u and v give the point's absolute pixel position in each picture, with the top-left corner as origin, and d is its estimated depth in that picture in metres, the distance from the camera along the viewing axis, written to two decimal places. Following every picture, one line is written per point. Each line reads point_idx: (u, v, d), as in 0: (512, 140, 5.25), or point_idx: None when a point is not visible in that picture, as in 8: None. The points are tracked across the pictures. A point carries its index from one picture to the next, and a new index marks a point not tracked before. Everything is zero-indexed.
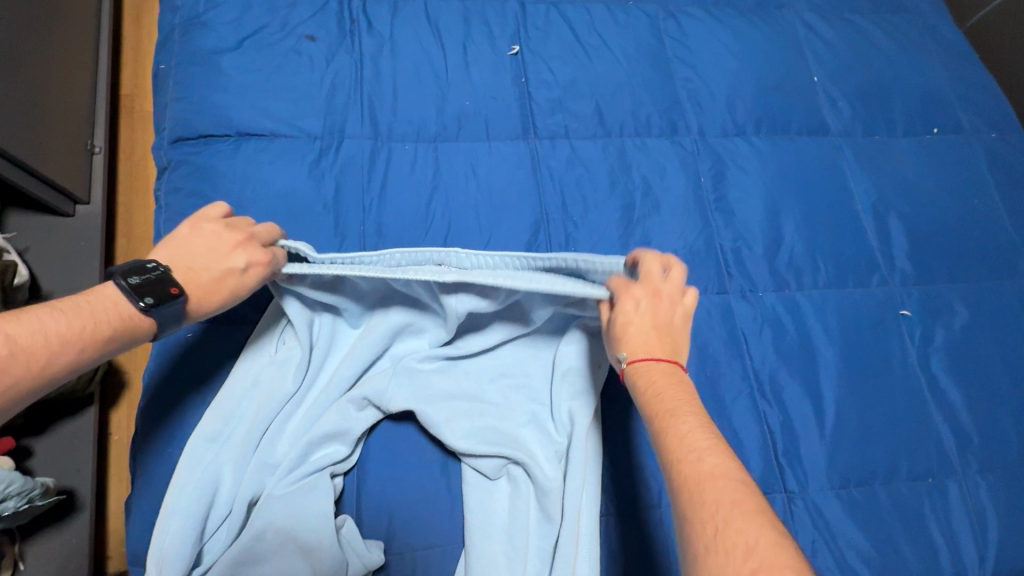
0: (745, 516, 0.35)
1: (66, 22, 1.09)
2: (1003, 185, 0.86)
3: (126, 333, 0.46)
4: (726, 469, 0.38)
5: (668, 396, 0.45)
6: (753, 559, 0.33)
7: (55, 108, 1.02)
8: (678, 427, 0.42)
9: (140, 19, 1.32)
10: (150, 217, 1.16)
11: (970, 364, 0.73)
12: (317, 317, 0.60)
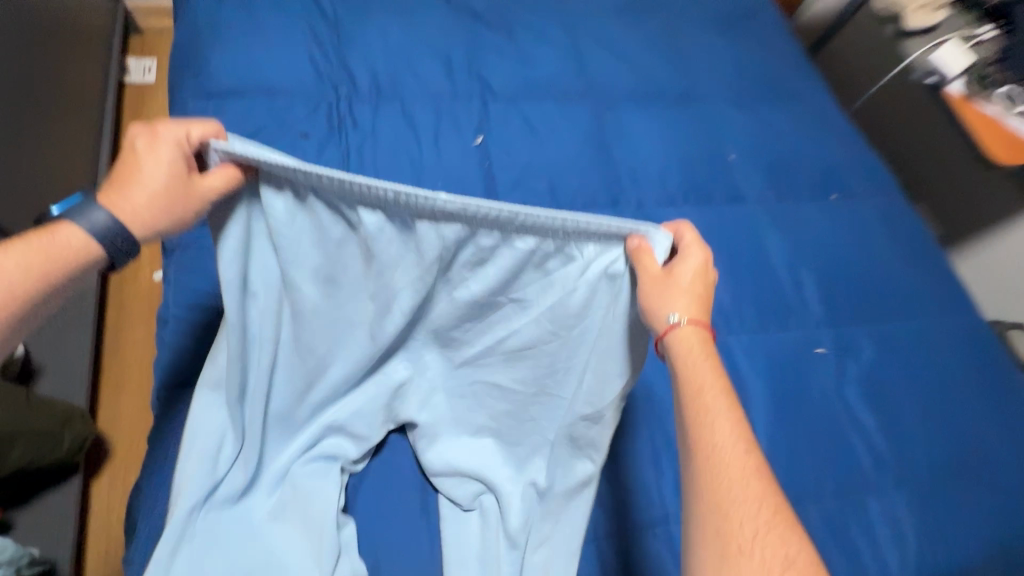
0: (790, 543, 0.42)
1: (73, 119, 1.21)
2: (895, 239, 1.02)
3: (61, 248, 0.46)
4: (763, 480, 0.45)
5: (708, 391, 0.48)
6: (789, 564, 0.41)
7: (55, 195, 1.11)
8: (717, 430, 0.46)
9: (140, 114, 1.46)
10: (142, 292, 1.23)
11: (879, 392, 0.84)
12: (260, 266, 0.54)
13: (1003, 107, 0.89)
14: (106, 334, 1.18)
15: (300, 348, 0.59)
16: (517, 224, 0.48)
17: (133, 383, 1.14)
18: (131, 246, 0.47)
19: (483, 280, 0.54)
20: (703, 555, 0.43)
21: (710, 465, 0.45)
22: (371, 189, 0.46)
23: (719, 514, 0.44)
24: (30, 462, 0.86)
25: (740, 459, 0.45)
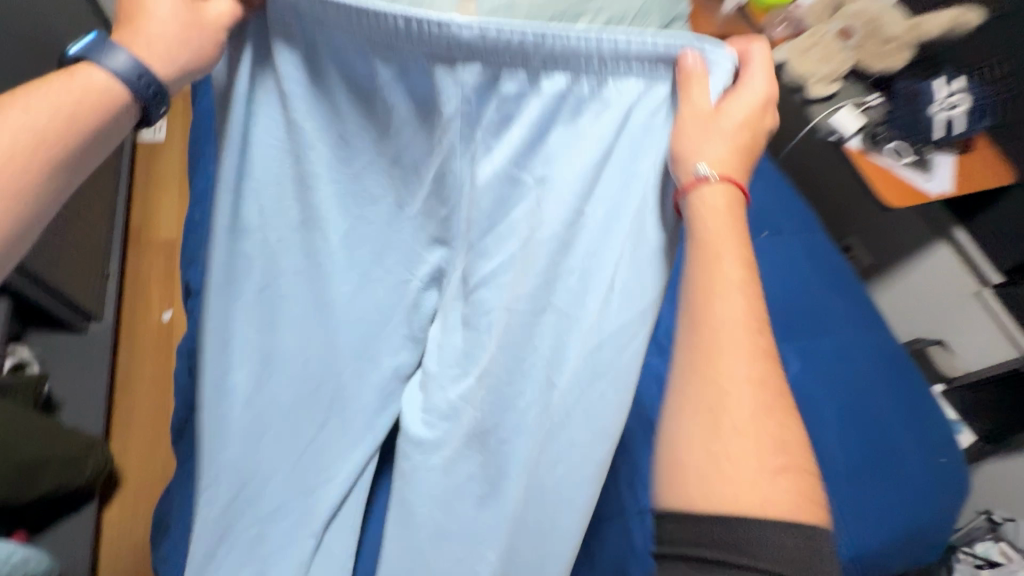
0: (778, 428, 0.46)
1: (94, 176, 1.38)
2: (820, 269, 1.19)
3: (86, 89, 0.46)
4: (766, 368, 0.47)
5: (726, 267, 0.47)
6: (776, 444, 0.45)
7: (80, 242, 1.26)
8: (719, 307, 0.46)
9: (151, 167, 1.62)
10: (151, 331, 1.34)
11: (804, 401, 0.99)
12: (269, 117, 0.57)
13: (893, 159, 1.10)
14: (116, 371, 1.28)
15: (309, 222, 0.63)
16: (545, 51, 0.43)
17: (140, 416, 1.24)
18: (157, 91, 0.48)
19: (507, 144, 0.48)
20: (694, 428, 0.46)
21: (715, 344, 0.46)
22: (388, 17, 0.44)
23: (718, 393, 0.45)
24: (58, 486, 0.94)
25: (746, 341, 0.46)
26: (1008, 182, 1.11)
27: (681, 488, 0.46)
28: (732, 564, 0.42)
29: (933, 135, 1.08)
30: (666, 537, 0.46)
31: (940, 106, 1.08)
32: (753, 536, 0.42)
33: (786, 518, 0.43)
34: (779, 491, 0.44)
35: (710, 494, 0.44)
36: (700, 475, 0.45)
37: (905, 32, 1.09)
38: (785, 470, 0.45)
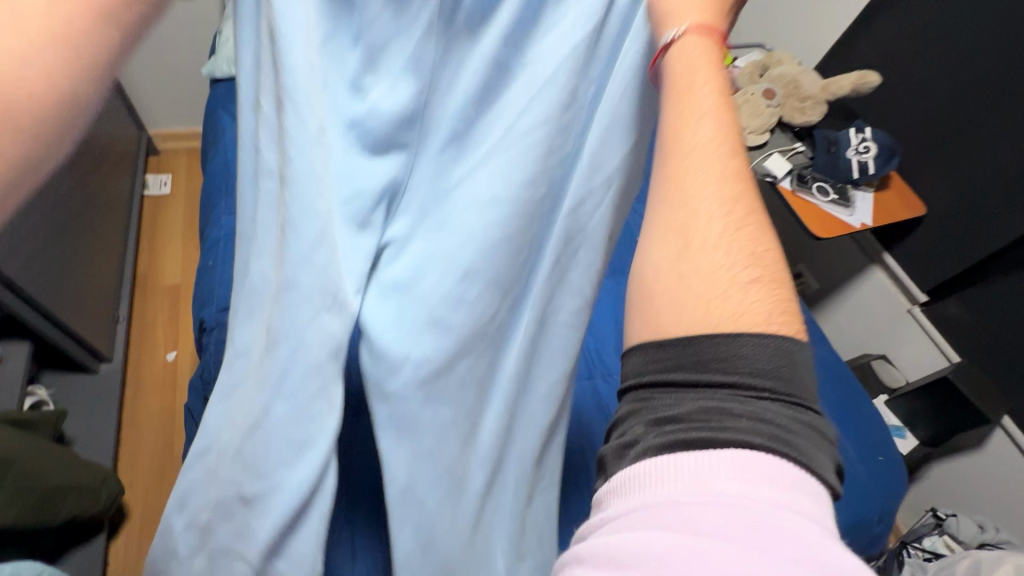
0: (756, 246, 0.44)
1: (107, 229, 1.50)
2: None
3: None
4: (741, 195, 0.45)
5: (703, 98, 0.45)
6: (754, 270, 0.43)
7: (94, 290, 1.36)
8: (691, 140, 0.44)
9: (156, 218, 1.75)
10: (157, 371, 1.43)
11: None
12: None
13: (819, 197, 1.28)
14: (124, 410, 1.36)
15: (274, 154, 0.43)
16: None
17: (146, 453, 1.30)
18: None
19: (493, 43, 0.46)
20: (664, 248, 0.44)
21: (686, 169, 0.44)
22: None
23: (691, 209, 0.43)
24: (76, 514, 1.02)
25: (715, 164, 0.44)
26: (920, 215, 1.33)
27: (652, 311, 0.43)
28: (707, 386, 0.39)
29: (851, 175, 1.27)
30: (635, 370, 0.42)
31: (854, 151, 1.27)
32: (725, 349, 0.39)
33: (761, 328, 0.41)
34: (755, 302, 0.42)
35: (673, 316, 0.42)
36: (668, 295, 0.42)
37: (819, 91, 1.31)
38: (758, 282, 0.43)
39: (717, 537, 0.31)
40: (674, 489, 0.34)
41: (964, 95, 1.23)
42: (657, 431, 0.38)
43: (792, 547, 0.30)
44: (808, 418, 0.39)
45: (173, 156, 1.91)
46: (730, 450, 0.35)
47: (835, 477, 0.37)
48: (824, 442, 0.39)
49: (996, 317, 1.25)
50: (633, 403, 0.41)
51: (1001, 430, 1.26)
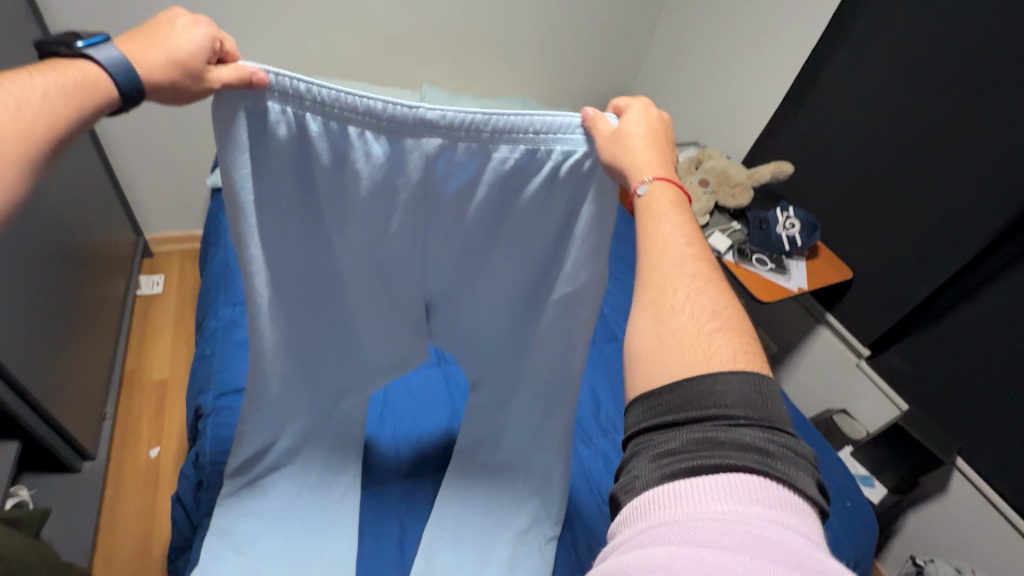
0: (718, 302, 0.53)
1: (102, 328, 1.57)
2: None
3: (81, 80, 0.51)
4: (700, 264, 0.55)
5: (662, 206, 0.58)
6: (718, 321, 0.51)
7: (84, 387, 1.39)
8: (658, 232, 0.57)
9: (146, 315, 1.81)
10: (139, 466, 1.43)
11: None
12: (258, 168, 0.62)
13: (759, 267, 1.46)
14: (101, 513, 1.32)
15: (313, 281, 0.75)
16: (485, 130, 0.63)
17: (125, 554, 1.26)
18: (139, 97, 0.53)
19: (457, 183, 0.68)
20: (644, 321, 0.53)
21: (655, 254, 0.56)
22: (368, 103, 0.59)
23: (661, 284, 0.54)
24: None
25: (680, 246, 0.56)
26: (848, 277, 1.52)
27: (642, 370, 0.51)
28: (692, 425, 0.44)
29: (783, 246, 1.47)
30: (638, 420, 0.48)
31: (782, 227, 1.48)
32: (701, 390, 0.45)
33: (734, 367, 0.47)
34: (722, 347, 0.49)
35: (662, 373, 0.49)
36: (654, 353, 0.51)
37: (745, 179, 1.57)
38: (721, 331, 0.51)
39: (712, 546, 0.34)
40: (680, 511, 0.38)
41: (864, 175, 1.49)
42: (658, 463, 0.43)
43: (777, 553, 0.34)
44: (787, 442, 0.43)
45: (167, 258, 2.02)
46: (718, 475, 0.39)
47: (819, 495, 0.40)
48: (802, 462, 0.42)
49: (929, 363, 1.38)
50: (635, 448, 0.47)
51: (958, 471, 1.34)
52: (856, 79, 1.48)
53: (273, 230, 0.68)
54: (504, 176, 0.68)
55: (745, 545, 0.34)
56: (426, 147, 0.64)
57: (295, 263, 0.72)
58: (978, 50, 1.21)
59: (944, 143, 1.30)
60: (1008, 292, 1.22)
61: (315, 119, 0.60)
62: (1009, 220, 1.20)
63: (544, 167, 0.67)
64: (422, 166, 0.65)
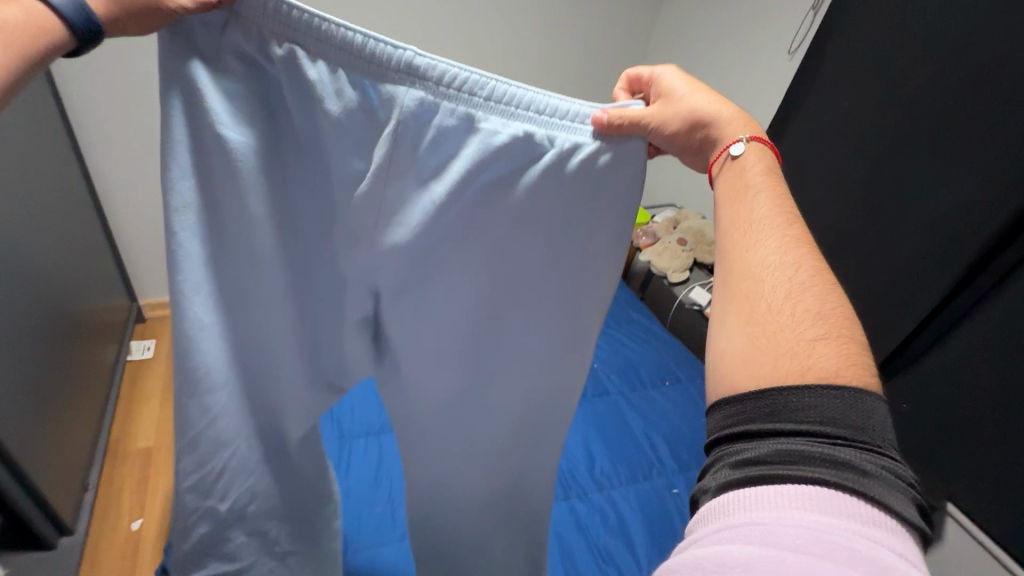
0: (822, 306, 0.54)
1: (91, 394, 1.56)
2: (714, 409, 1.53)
3: (27, 21, 0.44)
4: (798, 270, 0.56)
5: (752, 209, 0.62)
6: (822, 327, 0.52)
7: (68, 456, 1.36)
8: (749, 231, 0.60)
9: (135, 380, 1.80)
10: (118, 540, 1.37)
11: None
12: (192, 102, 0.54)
13: None
14: None
15: (237, 274, 0.63)
16: (482, 93, 0.55)
17: None
18: (95, 35, 0.48)
19: (437, 157, 0.58)
20: (734, 313, 0.56)
21: (744, 264, 0.58)
22: (349, 34, 0.51)
23: (753, 281, 0.57)
24: None
25: (776, 250, 0.58)
26: None
27: (727, 373, 0.53)
28: (785, 435, 0.44)
29: None
30: (720, 423, 0.49)
31: None
32: (799, 401, 0.45)
33: (833, 382, 0.46)
34: (823, 356, 0.49)
35: (751, 365, 0.51)
36: (746, 355, 0.52)
37: None
38: (824, 339, 0.50)
39: (795, 552, 0.35)
40: (759, 514, 0.39)
41: (833, 230, 1.62)
42: (739, 468, 0.44)
43: (861, 566, 0.34)
44: (888, 466, 0.41)
45: (159, 323, 2.04)
46: (804, 486, 0.40)
47: (918, 520, 0.39)
48: (902, 490, 0.40)
49: (909, 407, 1.42)
50: (723, 451, 0.47)
51: (952, 519, 1.36)
52: (810, 151, 1.66)
53: (221, 177, 0.57)
54: (487, 155, 0.58)
55: (830, 554, 0.35)
56: (410, 99, 0.54)
57: (224, 241, 0.61)
58: (908, 119, 1.36)
59: (889, 207, 1.45)
60: (975, 334, 1.26)
61: (285, 44, 0.52)
62: (969, 264, 1.28)
63: (546, 155, 0.60)
64: (405, 115, 0.55)
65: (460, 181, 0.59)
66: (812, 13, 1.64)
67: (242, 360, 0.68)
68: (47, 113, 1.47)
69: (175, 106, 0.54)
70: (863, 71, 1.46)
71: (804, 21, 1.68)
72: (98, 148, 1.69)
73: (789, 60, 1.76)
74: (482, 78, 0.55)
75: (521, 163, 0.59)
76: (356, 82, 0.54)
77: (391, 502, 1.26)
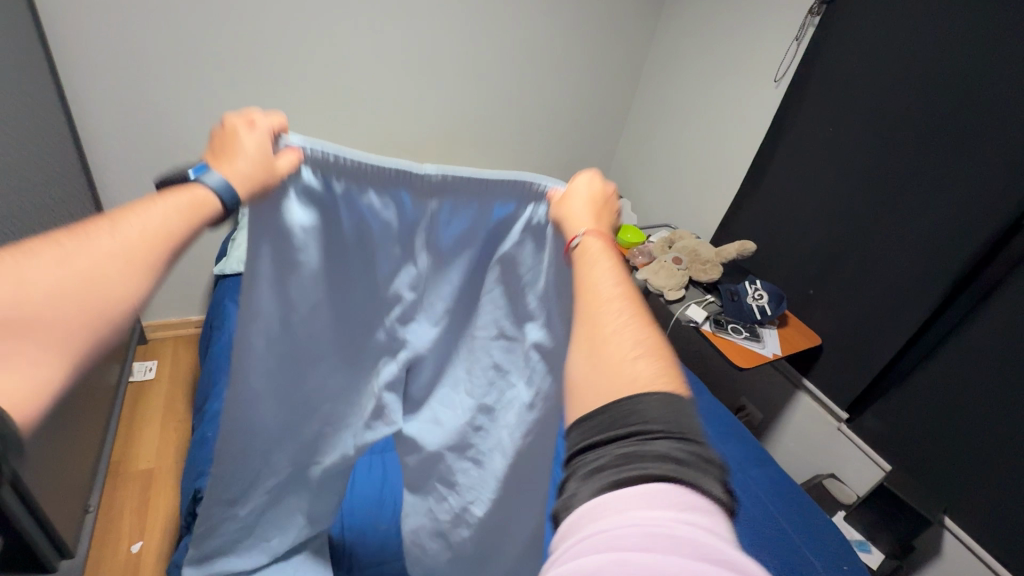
0: (644, 335, 0.59)
1: (95, 416, 1.57)
2: (712, 425, 1.56)
3: (192, 199, 0.57)
4: (628, 309, 0.61)
5: (592, 262, 0.66)
6: (640, 350, 0.56)
7: (72, 476, 1.37)
8: (592, 282, 0.64)
9: (135, 402, 1.80)
10: (118, 562, 1.36)
11: None
12: (272, 240, 0.72)
13: (735, 334, 1.61)
14: None
15: (319, 344, 0.85)
16: (477, 193, 0.76)
17: None
18: (237, 203, 0.61)
19: (454, 238, 0.81)
20: (582, 353, 0.59)
21: (588, 299, 0.63)
22: (381, 168, 0.73)
23: (595, 324, 0.60)
24: None
25: (611, 291, 0.63)
26: (817, 343, 1.65)
27: (580, 399, 0.55)
28: (619, 441, 0.48)
29: (754, 316, 1.64)
30: (573, 443, 0.52)
31: (751, 298, 1.67)
32: (627, 410, 0.49)
33: (650, 386, 0.51)
34: (642, 371, 0.54)
35: (595, 393, 0.54)
36: (589, 384, 0.55)
37: (714, 256, 1.80)
38: (645, 360, 0.55)
39: (634, 549, 0.38)
40: (607, 521, 0.41)
41: (820, 253, 1.66)
42: (588, 477, 0.46)
43: (686, 549, 0.38)
44: (697, 448, 0.47)
45: (161, 344, 2.05)
46: (640, 485, 0.43)
47: (727, 496, 0.45)
48: (708, 465, 0.46)
49: (903, 422, 1.46)
50: (573, 468, 0.49)
51: (949, 533, 1.37)
52: (791, 176, 1.72)
53: (297, 275, 0.76)
54: (492, 232, 0.81)
55: (661, 545, 0.38)
56: (431, 205, 0.77)
57: (304, 325, 0.81)
58: (886, 149, 1.44)
59: (873, 229, 1.50)
60: (960, 353, 1.33)
61: (338, 178, 0.73)
62: (950, 285, 1.33)
63: (522, 222, 0.79)
64: (431, 212, 0.78)
65: (476, 253, 0.83)
66: (796, 42, 1.65)
67: (300, 394, 0.89)
68: (67, 153, 1.52)
69: (266, 245, 0.72)
70: (849, 99, 1.53)
71: (789, 48, 1.67)
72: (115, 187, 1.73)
73: (775, 88, 1.74)
74: (474, 177, 0.75)
75: (508, 237, 0.80)
76: (390, 196, 0.76)
77: (384, 507, 1.27)
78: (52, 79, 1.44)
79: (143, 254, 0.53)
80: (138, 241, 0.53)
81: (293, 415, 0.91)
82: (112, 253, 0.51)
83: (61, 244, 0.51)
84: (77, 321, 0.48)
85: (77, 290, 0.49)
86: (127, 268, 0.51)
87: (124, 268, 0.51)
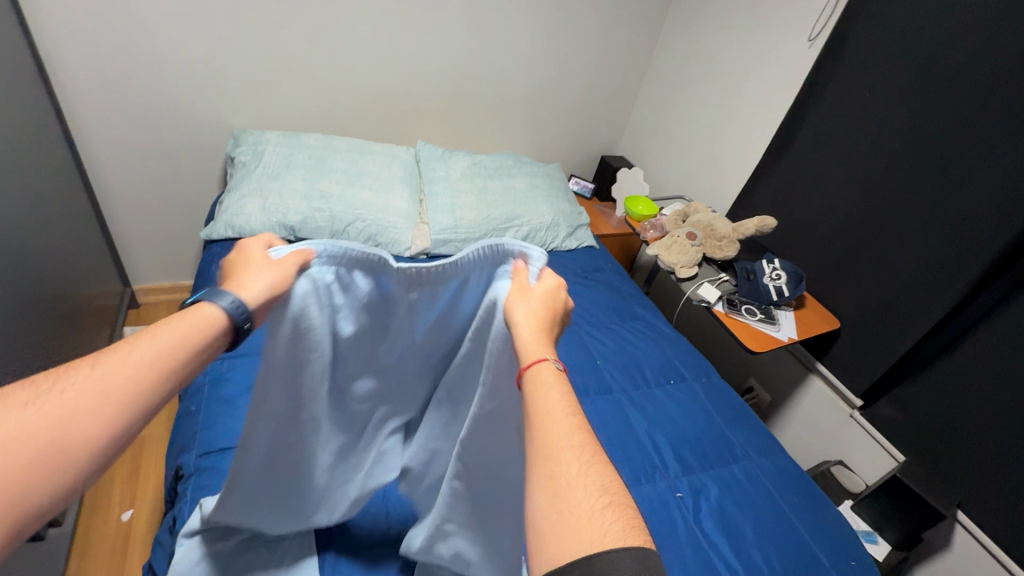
0: (606, 473, 0.50)
1: None
2: (719, 409, 1.50)
3: (197, 323, 0.53)
4: (586, 438, 0.52)
5: (540, 383, 0.56)
6: (605, 496, 0.48)
7: None
8: (542, 407, 0.54)
9: None
10: (108, 531, 1.34)
11: (726, 522, 1.20)
12: (273, 342, 0.65)
13: (748, 317, 1.54)
14: None
15: (309, 444, 0.75)
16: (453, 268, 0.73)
17: None
18: (245, 312, 0.56)
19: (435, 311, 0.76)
20: (540, 495, 0.49)
21: (539, 435, 0.52)
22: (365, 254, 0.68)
23: (550, 465, 0.50)
24: None
25: (565, 417, 0.53)
26: (835, 326, 1.56)
27: (544, 553, 0.46)
28: None
29: (771, 297, 1.55)
30: None
31: (768, 277, 1.57)
32: (598, 568, 0.41)
33: (623, 543, 0.44)
34: (612, 525, 0.45)
35: (560, 550, 0.45)
36: (551, 538, 0.46)
37: (731, 232, 1.68)
38: (610, 507, 0.47)
39: None
40: None
41: (845, 230, 1.55)
42: None
43: None
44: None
45: (154, 309, 2.02)
46: None
47: None
48: None
49: (922, 414, 1.39)
50: None
51: (961, 526, 1.33)
52: (818, 146, 1.60)
53: (299, 370, 0.68)
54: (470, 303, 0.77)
55: None
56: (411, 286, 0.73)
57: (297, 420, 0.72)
58: (926, 119, 1.32)
59: (905, 206, 1.39)
60: (991, 340, 1.23)
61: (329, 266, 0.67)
62: (984, 267, 1.23)
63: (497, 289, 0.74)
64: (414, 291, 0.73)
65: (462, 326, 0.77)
66: None
67: (290, 487, 0.78)
68: (44, 110, 1.42)
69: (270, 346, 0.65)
70: (890, 60, 1.38)
71: (826, 3, 1.51)
72: (100, 148, 1.63)
73: (808, 48, 1.58)
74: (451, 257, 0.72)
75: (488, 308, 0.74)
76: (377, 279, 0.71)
77: None
78: (18, 20, 1.31)
79: (129, 392, 0.47)
80: (125, 376, 0.47)
81: (287, 512, 0.81)
82: (85, 395, 0.45)
83: (25, 388, 0.44)
84: (18, 476, 0.40)
85: (31, 443, 0.41)
86: (107, 411, 0.45)
87: (93, 409, 0.45)
